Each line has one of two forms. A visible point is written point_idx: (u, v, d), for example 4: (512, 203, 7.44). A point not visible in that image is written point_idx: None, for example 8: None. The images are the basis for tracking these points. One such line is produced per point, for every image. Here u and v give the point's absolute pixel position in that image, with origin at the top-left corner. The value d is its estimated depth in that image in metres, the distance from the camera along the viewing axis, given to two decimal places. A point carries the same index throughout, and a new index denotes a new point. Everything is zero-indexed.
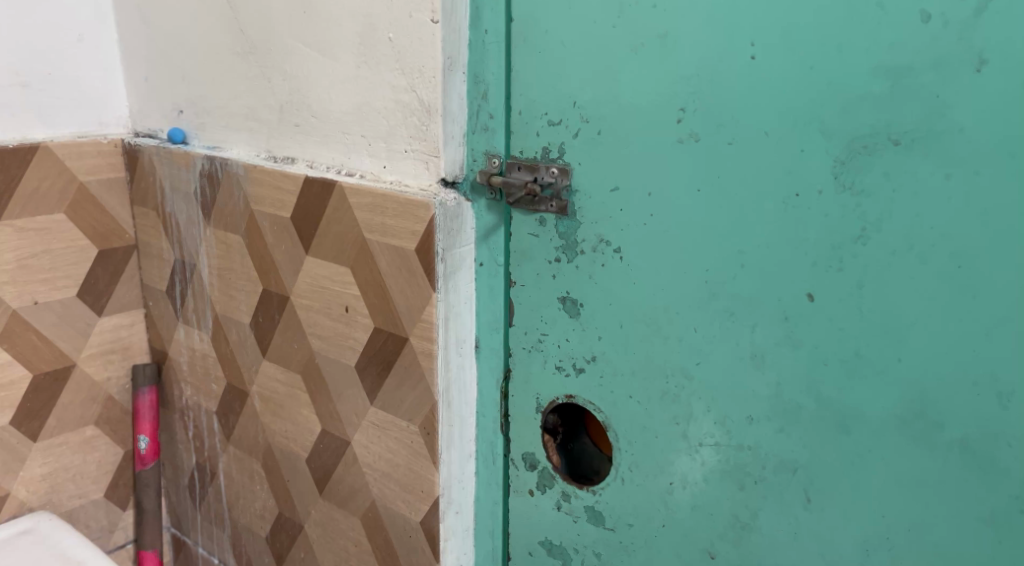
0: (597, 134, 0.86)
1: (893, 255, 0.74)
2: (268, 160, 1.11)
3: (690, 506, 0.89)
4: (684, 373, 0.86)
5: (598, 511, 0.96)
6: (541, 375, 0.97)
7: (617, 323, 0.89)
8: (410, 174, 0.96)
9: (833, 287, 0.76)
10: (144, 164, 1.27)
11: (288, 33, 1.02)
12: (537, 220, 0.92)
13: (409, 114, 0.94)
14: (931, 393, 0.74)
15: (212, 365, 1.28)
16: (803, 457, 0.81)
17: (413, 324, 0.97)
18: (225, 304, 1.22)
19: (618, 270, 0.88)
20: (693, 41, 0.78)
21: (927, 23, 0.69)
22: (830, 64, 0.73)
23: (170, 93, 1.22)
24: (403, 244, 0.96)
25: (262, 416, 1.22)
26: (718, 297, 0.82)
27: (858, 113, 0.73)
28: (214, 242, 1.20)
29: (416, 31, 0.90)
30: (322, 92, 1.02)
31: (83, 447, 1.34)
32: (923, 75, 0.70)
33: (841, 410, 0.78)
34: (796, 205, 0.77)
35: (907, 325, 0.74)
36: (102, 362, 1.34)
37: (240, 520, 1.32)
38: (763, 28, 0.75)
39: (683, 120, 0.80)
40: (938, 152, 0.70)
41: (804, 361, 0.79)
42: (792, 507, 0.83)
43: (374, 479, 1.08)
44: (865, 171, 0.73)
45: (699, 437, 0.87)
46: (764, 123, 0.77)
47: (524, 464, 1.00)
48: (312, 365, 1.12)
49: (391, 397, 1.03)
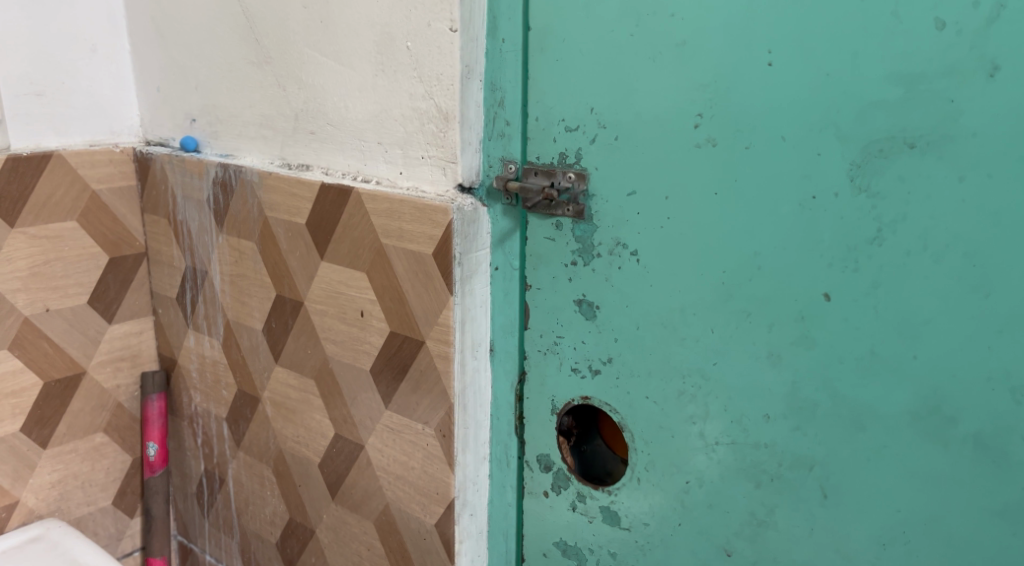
0: (614, 139, 0.88)
1: (908, 255, 0.76)
2: (282, 168, 1.13)
3: (706, 505, 0.90)
4: (700, 373, 0.88)
5: (614, 511, 0.97)
6: (557, 377, 0.99)
7: (633, 325, 0.91)
8: (427, 180, 0.98)
9: (849, 287, 0.78)
10: (155, 173, 1.28)
11: (305, 42, 1.04)
12: (553, 225, 0.94)
13: (426, 121, 0.96)
14: (946, 389, 0.76)
15: (222, 372, 1.29)
16: (819, 454, 0.83)
17: (430, 328, 0.99)
18: (237, 310, 1.23)
19: (634, 273, 0.90)
20: (711, 48, 0.81)
21: (941, 31, 0.71)
22: (845, 71, 0.75)
23: (184, 103, 1.24)
24: (420, 249, 0.97)
25: (274, 422, 1.23)
26: (734, 298, 0.84)
27: (873, 118, 0.75)
28: (227, 249, 1.22)
29: (435, 40, 0.92)
30: (338, 100, 1.04)
31: (92, 455, 1.35)
32: (937, 81, 0.72)
33: (857, 407, 0.80)
34: (812, 207, 0.79)
35: (923, 323, 0.76)
36: (112, 369, 1.34)
37: (250, 527, 1.33)
38: (780, 36, 0.77)
39: (700, 126, 0.83)
40: (952, 155, 0.73)
41: (819, 360, 0.81)
42: (809, 504, 0.84)
43: (389, 483, 1.09)
44: (880, 174, 0.76)
45: (715, 437, 0.88)
46: (780, 128, 0.79)
47: (539, 466, 1.02)
48: (325, 370, 1.13)
49: (406, 401, 1.04)
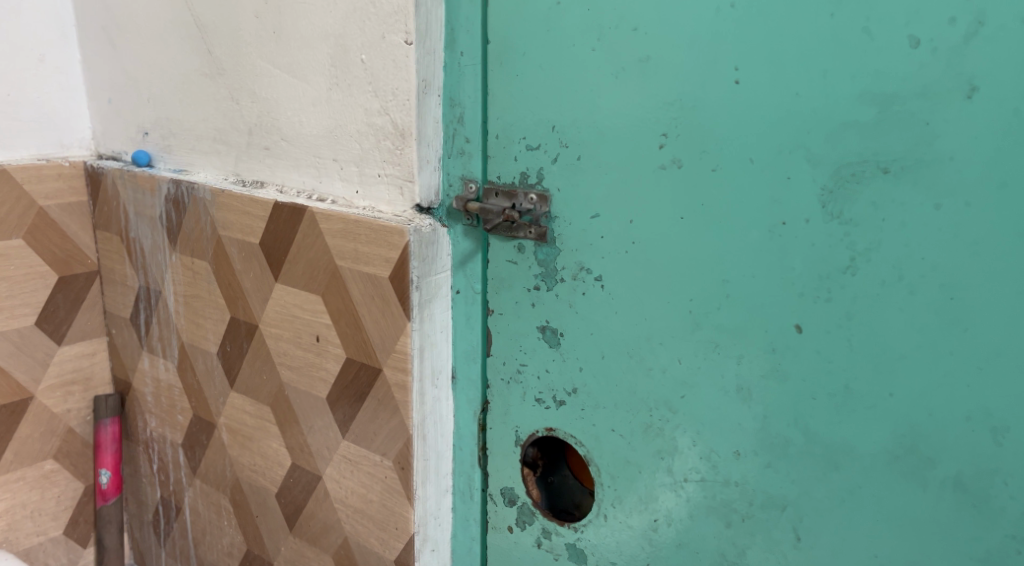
0: (577, 159, 0.83)
1: (883, 286, 0.71)
2: (236, 185, 1.07)
3: (675, 544, 0.86)
4: (667, 406, 0.83)
5: (580, 549, 0.92)
6: (520, 407, 0.94)
7: (598, 354, 0.86)
8: (383, 200, 0.93)
9: (822, 318, 0.74)
10: (107, 188, 1.22)
11: (257, 53, 0.99)
12: (515, 247, 0.89)
13: (382, 137, 0.91)
14: (924, 428, 0.72)
15: (178, 397, 1.23)
16: (792, 493, 0.78)
17: (387, 355, 0.94)
18: (191, 332, 1.18)
19: (598, 299, 0.85)
20: (676, 65, 0.76)
21: (916, 49, 0.67)
22: (816, 90, 0.71)
23: (137, 114, 1.19)
24: (377, 272, 0.92)
25: (230, 449, 1.17)
26: (703, 327, 0.80)
27: (846, 140, 0.71)
28: (181, 269, 1.16)
29: (390, 53, 0.87)
30: (292, 115, 0.99)
31: (41, 483, 1.28)
32: (911, 102, 0.68)
33: (832, 446, 0.76)
34: (783, 234, 0.74)
35: (898, 358, 0.72)
36: (62, 394, 1.27)
37: (207, 557, 1.27)
38: (747, 52, 0.73)
39: (665, 146, 0.78)
40: (927, 181, 0.69)
41: (792, 395, 0.77)
42: (782, 545, 0.80)
43: (347, 516, 1.04)
44: (853, 200, 0.71)
45: (683, 473, 0.84)
46: (748, 149, 0.74)
47: (503, 499, 0.97)
48: (281, 397, 1.07)
49: (364, 430, 0.99)
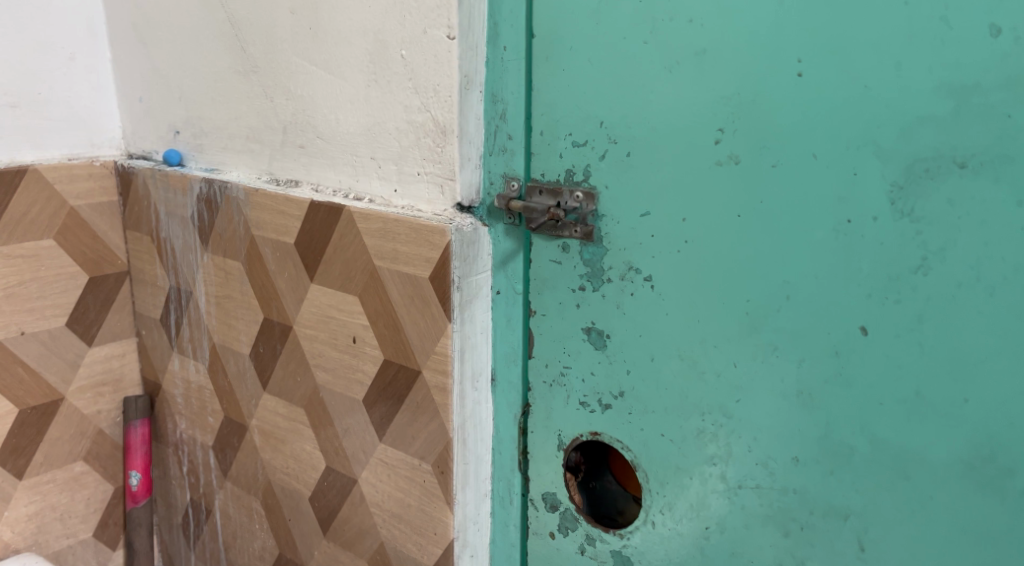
0: (626, 156, 0.81)
1: (958, 287, 0.69)
2: (270, 184, 1.06)
3: (728, 552, 0.83)
4: (722, 410, 0.81)
5: (626, 556, 0.90)
6: (564, 411, 0.92)
7: (647, 357, 0.84)
8: (423, 199, 0.91)
9: (889, 321, 0.72)
10: (138, 188, 1.21)
11: (293, 50, 0.97)
12: (559, 247, 0.87)
13: (422, 135, 0.89)
14: (1002, 435, 0.69)
15: (209, 399, 1.22)
16: (856, 503, 0.76)
17: (427, 357, 0.91)
18: (223, 333, 1.16)
19: (648, 300, 0.83)
20: (734, 58, 0.74)
21: (997, 38, 0.65)
22: (887, 83, 0.68)
23: (167, 114, 1.17)
24: (417, 272, 0.90)
25: (262, 452, 1.15)
26: (761, 329, 0.77)
27: (918, 135, 0.68)
28: (212, 269, 1.14)
29: (431, 48, 0.85)
30: (328, 112, 0.97)
31: (71, 485, 1.26)
32: (991, 94, 0.65)
33: (900, 453, 0.73)
34: (848, 232, 0.72)
35: (974, 361, 0.69)
36: (92, 395, 1.26)
37: (237, 561, 1.25)
38: (812, 44, 0.70)
39: (722, 141, 0.76)
40: (1009, 177, 0.66)
41: (856, 400, 0.74)
42: (844, 556, 0.77)
43: (383, 520, 1.02)
44: (925, 198, 0.69)
45: (737, 480, 0.81)
46: (812, 145, 0.72)
47: (545, 505, 0.95)
48: (316, 399, 1.06)
49: (401, 434, 0.97)
